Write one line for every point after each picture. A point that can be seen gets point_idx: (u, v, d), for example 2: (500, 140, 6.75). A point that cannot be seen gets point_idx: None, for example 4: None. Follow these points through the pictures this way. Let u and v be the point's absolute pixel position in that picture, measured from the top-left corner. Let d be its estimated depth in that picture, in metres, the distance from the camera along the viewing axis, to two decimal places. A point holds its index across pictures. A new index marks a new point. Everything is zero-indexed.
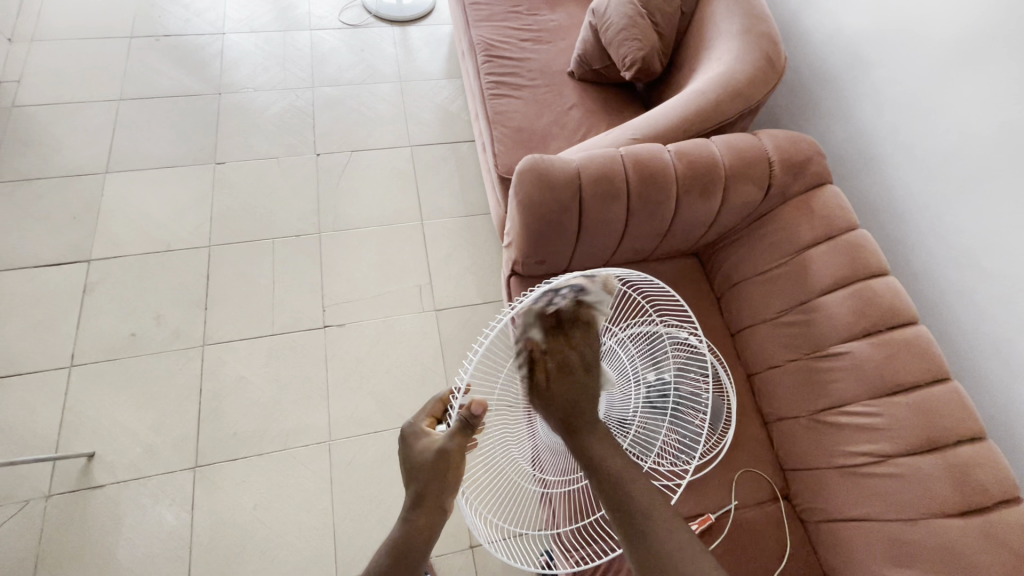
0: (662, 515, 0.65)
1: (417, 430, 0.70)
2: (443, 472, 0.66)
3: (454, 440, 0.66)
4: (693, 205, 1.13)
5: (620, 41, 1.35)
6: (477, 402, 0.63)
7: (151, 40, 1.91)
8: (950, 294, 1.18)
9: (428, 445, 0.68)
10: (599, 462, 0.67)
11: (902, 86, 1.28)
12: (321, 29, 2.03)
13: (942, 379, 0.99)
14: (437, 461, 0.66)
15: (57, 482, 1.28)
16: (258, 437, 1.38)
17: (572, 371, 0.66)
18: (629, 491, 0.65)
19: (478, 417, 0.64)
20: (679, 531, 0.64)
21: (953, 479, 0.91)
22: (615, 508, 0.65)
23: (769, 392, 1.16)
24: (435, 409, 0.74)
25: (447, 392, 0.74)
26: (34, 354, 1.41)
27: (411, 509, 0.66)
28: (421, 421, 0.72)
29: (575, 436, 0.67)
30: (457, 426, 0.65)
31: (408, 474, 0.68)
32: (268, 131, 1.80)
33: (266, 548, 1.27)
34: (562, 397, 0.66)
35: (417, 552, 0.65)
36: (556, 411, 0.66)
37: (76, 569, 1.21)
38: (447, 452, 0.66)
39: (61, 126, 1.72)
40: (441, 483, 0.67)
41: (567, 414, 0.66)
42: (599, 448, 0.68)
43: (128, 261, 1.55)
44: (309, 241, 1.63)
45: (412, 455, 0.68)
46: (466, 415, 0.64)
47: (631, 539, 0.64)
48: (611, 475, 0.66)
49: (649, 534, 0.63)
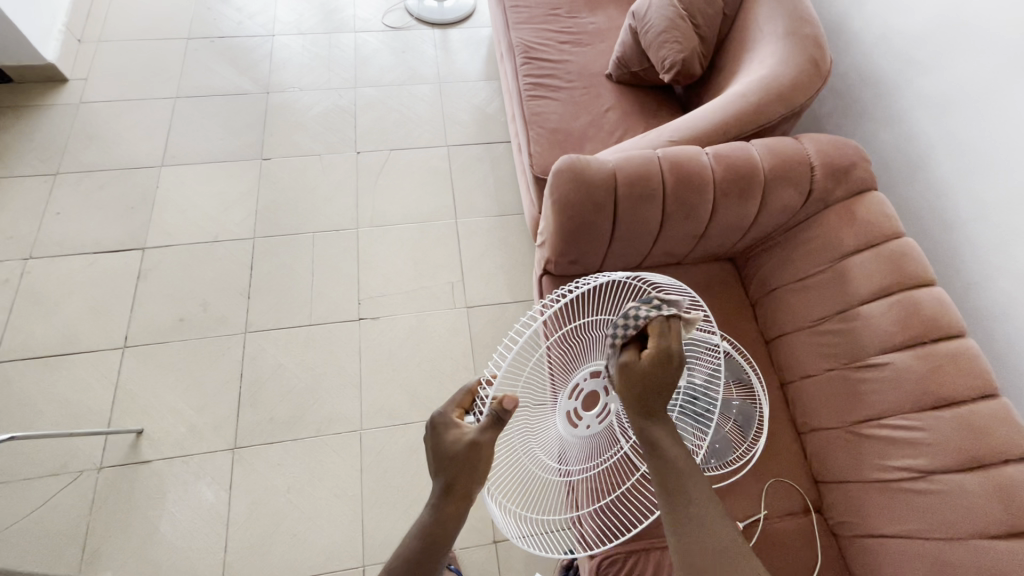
0: (717, 511, 0.65)
1: (448, 420, 0.72)
2: (474, 464, 0.68)
3: (486, 434, 0.69)
4: (730, 208, 1.12)
5: (659, 44, 1.35)
6: (510, 397, 0.66)
7: (207, 42, 2.01)
8: (1001, 309, 1.13)
9: (458, 437, 0.70)
10: (662, 448, 0.69)
11: (953, 93, 1.24)
12: (365, 31, 2.09)
13: (991, 395, 0.95)
14: (468, 453, 0.68)
15: (108, 456, 1.36)
16: (294, 423, 1.43)
17: (664, 363, 0.69)
18: (688, 479, 0.67)
19: (510, 411, 0.67)
20: (727, 538, 0.63)
21: (1001, 500, 0.87)
22: (668, 493, 0.67)
23: (805, 402, 1.14)
24: (463, 400, 0.75)
25: (476, 384, 0.76)
26: (92, 334, 1.50)
27: (440, 497, 0.68)
28: (451, 412, 0.73)
29: (646, 418, 0.71)
30: (489, 421, 0.68)
31: (438, 464, 0.69)
32: (312, 129, 1.87)
33: (298, 530, 1.31)
34: (648, 376, 0.69)
35: (446, 539, 0.66)
36: (632, 386, 0.70)
37: (124, 536, 1.29)
38: (479, 444, 0.68)
39: (122, 122, 1.83)
40: (471, 474, 0.69)
41: (648, 394, 0.70)
42: (663, 436, 0.70)
43: (179, 250, 1.63)
44: (348, 236, 1.69)
45: (442, 445, 0.70)
46: (496, 408, 0.67)
47: (676, 524, 0.65)
48: (670, 460, 0.68)
49: (699, 524, 0.64)
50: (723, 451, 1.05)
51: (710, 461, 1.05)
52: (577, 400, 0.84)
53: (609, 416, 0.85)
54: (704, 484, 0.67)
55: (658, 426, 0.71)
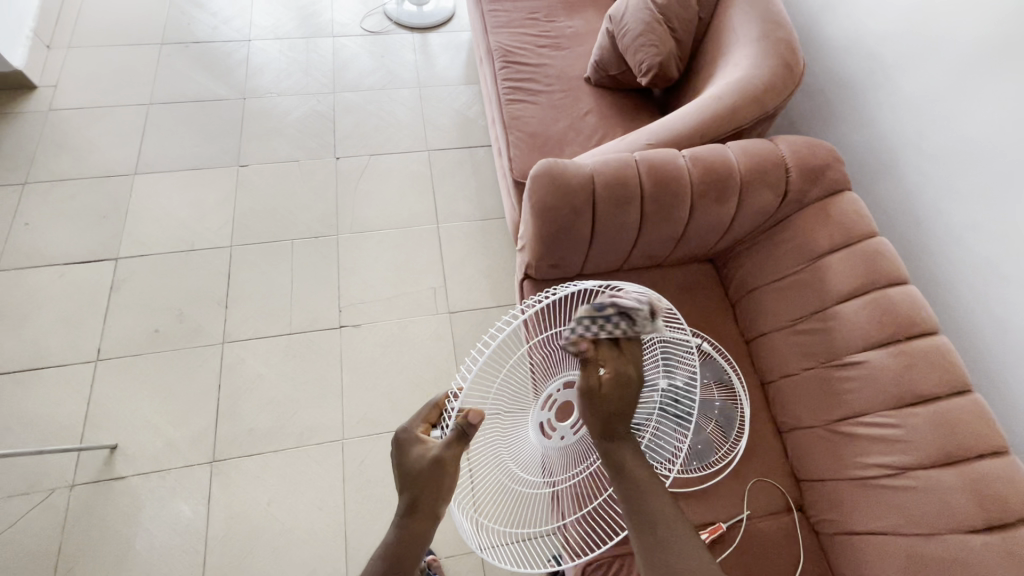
0: (682, 531, 0.66)
1: (412, 436, 0.71)
2: (439, 480, 0.67)
3: (450, 449, 0.67)
4: (708, 210, 1.13)
5: (637, 47, 1.35)
6: (475, 411, 0.65)
7: (181, 47, 1.98)
8: (972, 305, 1.16)
9: (422, 453, 0.69)
10: (626, 469, 0.71)
11: (921, 95, 1.27)
12: (343, 36, 2.07)
13: (964, 391, 0.96)
14: (433, 469, 0.67)
15: (81, 472, 1.33)
16: (274, 434, 1.40)
17: (624, 386, 0.70)
18: (654, 498, 0.69)
19: (474, 425, 0.66)
20: (692, 557, 0.64)
21: (974, 495, 0.88)
22: (635, 514, 0.68)
23: (785, 401, 1.14)
24: (429, 415, 0.74)
25: (442, 398, 0.74)
26: (62, 347, 1.46)
27: (404, 516, 0.67)
28: (416, 427, 0.73)
29: (608, 439, 0.73)
30: (453, 436, 0.67)
31: (403, 481, 0.68)
32: (289, 135, 1.84)
33: (279, 544, 1.29)
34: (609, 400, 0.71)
35: (409, 559, 0.65)
36: (599, 410, 0.72)
37: (97, 556, 1.25)
38: (443, 460, 0.67)
39: (94, 129, 1.79)
40: (436, 491, 0.68)
41: (608, 415, 0.72)
42: (627, 455, 0.72)
43: (154, 260, 1.60)
44: (327, 243, 1.67)
45: (406, 461, 0.69)
46: (461, 423, 0.66)
47: (643, 544, 0.66)
48: (636, 480, 0.70)
49: (666, 544, 0.65)
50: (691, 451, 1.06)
51: (692, 463, 1.07)
52: (550, 412, 0.83)
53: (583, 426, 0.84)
54: (669, 504, 0.69)
55: (620, 446, 0.72)
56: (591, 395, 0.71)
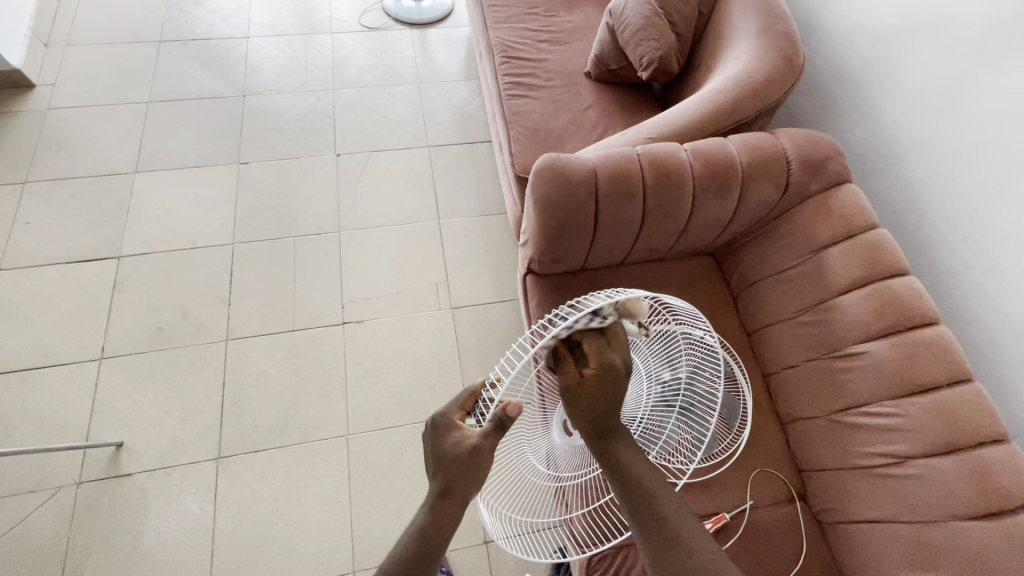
0: (688, 522, 0.67)
1: (449, 422, 0.70)
2: (474, 468, 0.67)
3: (487, 439, 0.67)
4: (709, 204, 1.13)
5: (637, 41, 1.35)
6: (514, 405, 0.65)
7: (179, 44, 1.97)
8: (973, 296, 1.17)
9: (459, 441, 0.68)
10: (625, 469, 0.69)
11: (921, 87, 1.27)
12: (342, 32, 2.07)
13: (964, 381, 0.97)
14: (468, 458, 0.67)
15: (87, 470, 1.33)
16: (279, 430, 1.41)
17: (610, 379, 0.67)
18: (656, 496, 0.68)
19: (513, 417, 0.66)
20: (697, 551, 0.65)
21: (975, 483, 0.89)
22: (639, 514, 0.68)
23: (787, 392, 1.16)
24: (466, 402, 0.73)
25: (479, 386, 0.74)
26: (67, 346, 1.46)
27: (438, 499, 0.68)
28: (453, 414, 0.72)
29: (603, 440, 0.70)
30: (491, 426, 0.67)
31: (437, 466, 0.69)
32: (290, 132, 1.84)
33: (285, 539, 1.30)
34: (597, 396, 0.67)
35: (440, 539, 0.67)
36: (587, 411, 0.68)
37: (105, 553, 1.26)
38: (480, 450, 0.67)
39: (93, 127, 1.79)
40: (471, 477, 0.68)
41: (594, 412, 0.68)
42: (625, 453, 0.70)
43: (156, 258, 1.60)
44: (329, 239, 1.67)
45: (443, 446, 0.69)
46: (500, 414, 0.66)
47: (649, 540, 0.67)
48: (634, 479, 0.68)
49: (673, 537, 0.66)
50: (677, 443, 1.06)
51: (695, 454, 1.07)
52: None
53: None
54: (673, 500, 0.69)
55: (613, 439, 0.70)
56: (571, 392, 0.67)
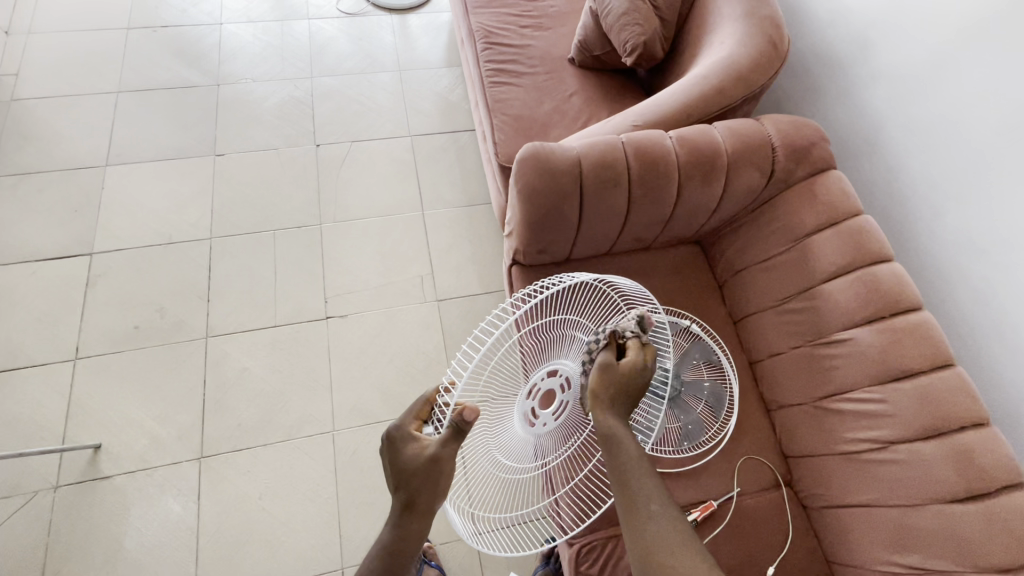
0: (663, 507, 0.69)
1: (406, 434, 0.71)
2: (434, 479, 0.68)
3: (447, 447, 0.67)
4: (694, 192, 1.12)
5: (621, 26, 1.32)
6: (470, 408, 0.65)
7: (149, 32, 1.90)
8: (954, 280, 1.18)
9: (417, 452, 0.69)
10: (618, 445, 0.74)
11: (905, 71, 1.27)
12: (320, 18, 2.01)
13: (947, 365, 0.98)
14: (427, 469, 0.68)
15: (65, 473, 1.30)
16: (263, 428, 1.38)
17: (643, 372, 0.78)
18: (643, 474, 0.72)
19: (470, 422, 0.66)
20: (672, 532, 0.68)
21: (958, 466, 0.90)
22: (622, 489, 0.71)
23: (772, 379, 1.16)
24: (422, 410, 0.74)
25: (433, 392, 0.74)
26: (39, 346, 1.42)
27: (402, 515, 0.69)
28: (409, 424, 0.72)
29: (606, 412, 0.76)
30: (449, 433, 0.67)
31: (398, 480, 0.70)
32: (267, 122, 1.79)
33: (271, 537, 1.28)
34: (620, 377, 0.77)
35: (406, 553, 0.68)
36: (604, 388, 0.77)
37: (86, 556, 1.24)
38: (440, 458, 0.67)
39: (60, 119, 1.72)
40: (431, 489, 0.69)
41: (619, 390, 0.77)
42: (621, 433, 0.75)
43: (130, 254, 1.55)
44: (310, 232, 1.63)
45: (403, 459, 0.70)
46: (456, 419, 0.66)
47: (626, 514, 0.70)
48: (625, 454, 0.73)
49: (647, 517, 0.69)
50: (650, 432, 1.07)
51: (683, 443, 1.08)
52: (534, 400, 0.82)
53: (564, 412, 0.84)
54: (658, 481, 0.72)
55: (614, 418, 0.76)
56: (607, 372, 0.77)
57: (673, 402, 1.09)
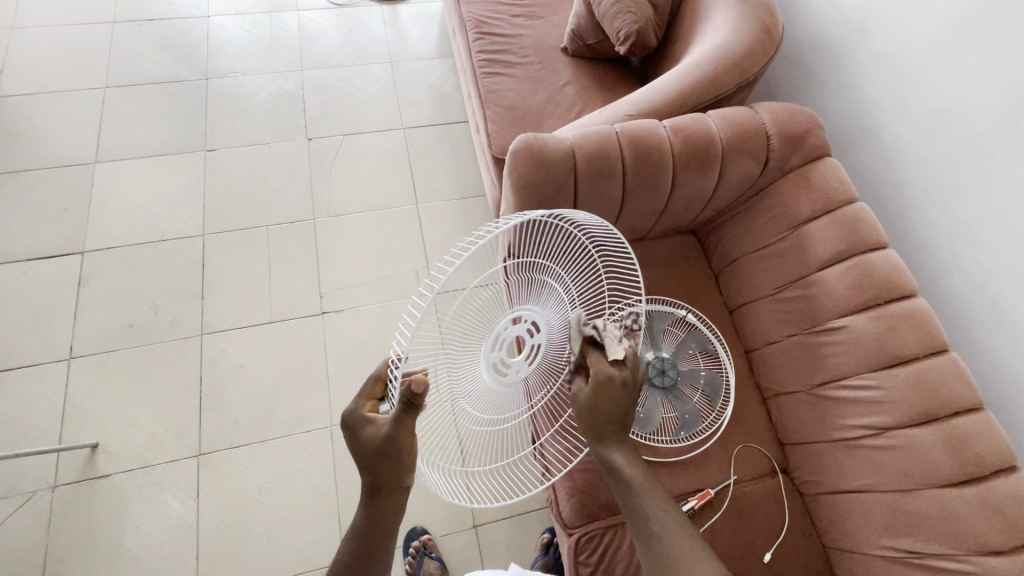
0: (676, 525, 0.65)
1: (361, 418, 0.66)
2: (395, 457, 0.65)
3: (399, 424, 0.63)
4: (690, 181, 1.12)
5: (614, 15, 1.31)
6: (420, 380, 0.59)
7: (135, 25, 1.87)
8: (948, 268, 1.18)
9: (374, 433, 0.65)
10: (617, 467, 0.70)
11: (897, 56, 1.26)
12: (309, 9, 1.98)
13: (941, 351, 0.99)
14: (386, 448, 0.65)
15: (62, 473, 1.29)
16: (261, 425, 1.38)
17: (606, 391, 0.70)
18: (646, 495, 0.68)
19: (420, 395, 0.60)
20: (689, 547, 0.63)
21: (951, 451, 0.91)
22: (634, 517, 0.67)
23: (768, 368, 1.16)
24: (375, 389, 0.69)
25: (384, 370, 0.69)
26: (32, 346, 1.41)
27: (372, 497, 0.67)
28: (363, 407, 0.68)
29: (599, 443, 0.72)
30: (400, 408, 0.62)
31: (361, 463, 0.66)
32: (258, 116, 1.77)
33: (272, 532, 1.29)
34: (587, 402, 0.71)
35: (385, 532, 0.67)
36: (586, 417, 0.71)
37: (86, 556, 1.24)
38: (396, 437, 0.64)
39: (47, 116, 1.70)
40: (396, 467, 0.66)
41: (592, 419, 0.71)
42: (619, 457, 0.71)
43: (121, 253, 1.54)
44: (304, 227, 1.62)
45: (359, 441, 0.66)
46: (406, 394, 0.60)
47: (639, 541, 0.66)
48: (625, 479, 0.69)
49: (659, 541, 0.64)
50: (648, 421, 1.07)
51: (679, 432, 1.09)
52: (500, 350, 0.77)
53: (536, 356, 0.80)
54: (663, 499, 0.67)
55: (608, 445, 0.71)
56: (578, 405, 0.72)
57: (670, 392, 1.10)
